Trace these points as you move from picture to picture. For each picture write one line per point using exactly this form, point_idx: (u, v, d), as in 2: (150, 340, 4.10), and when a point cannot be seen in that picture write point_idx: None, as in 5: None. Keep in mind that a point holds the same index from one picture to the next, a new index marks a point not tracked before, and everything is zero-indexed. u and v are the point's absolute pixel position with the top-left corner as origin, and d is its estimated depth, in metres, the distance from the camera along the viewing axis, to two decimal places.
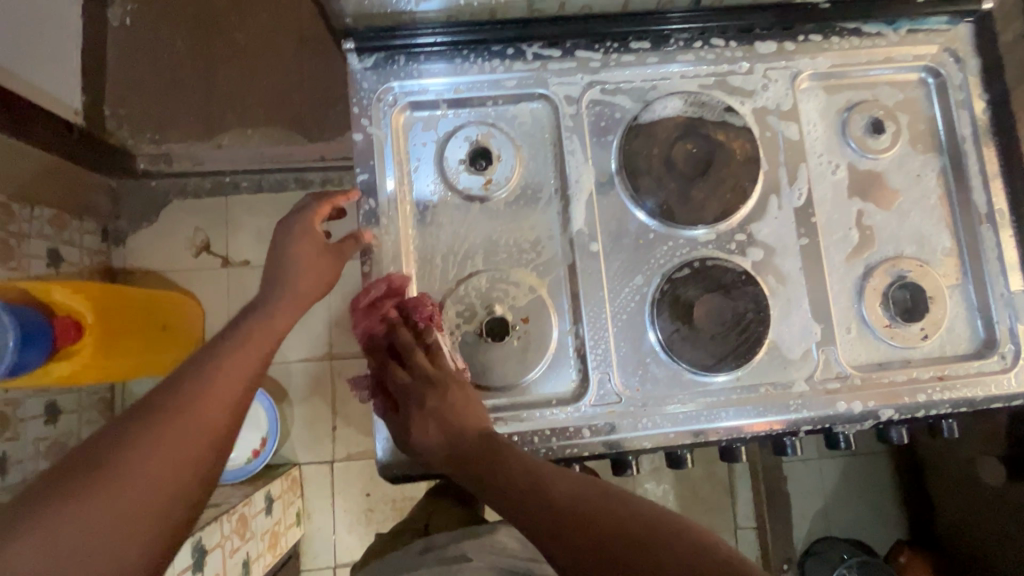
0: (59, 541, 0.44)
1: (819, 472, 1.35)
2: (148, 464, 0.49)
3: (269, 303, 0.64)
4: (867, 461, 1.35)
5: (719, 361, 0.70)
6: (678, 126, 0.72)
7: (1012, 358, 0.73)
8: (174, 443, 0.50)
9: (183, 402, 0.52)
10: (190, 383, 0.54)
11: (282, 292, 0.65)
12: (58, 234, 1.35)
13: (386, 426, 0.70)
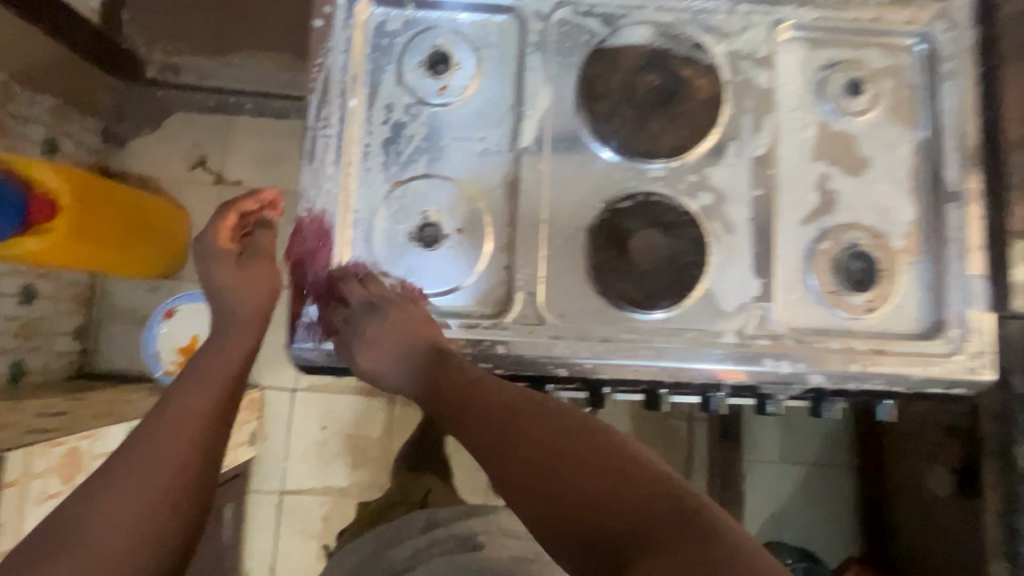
0: None
1: (778, 477, 1.35)
2: (145, 473, 0.57)
3: (219, 342, 0.72)
4: (827, 472, 1.34)
5: (651, 298, 0.69)
6: (642, 56, 0.71)
7: (958, 342, 0.69)
8: (166, 455, 0.59)
9: (141, 454, 0.58)
10: (146, 441, 0.59)
11: (228, 329, 0.73)
12: (56, 126, 1.35)
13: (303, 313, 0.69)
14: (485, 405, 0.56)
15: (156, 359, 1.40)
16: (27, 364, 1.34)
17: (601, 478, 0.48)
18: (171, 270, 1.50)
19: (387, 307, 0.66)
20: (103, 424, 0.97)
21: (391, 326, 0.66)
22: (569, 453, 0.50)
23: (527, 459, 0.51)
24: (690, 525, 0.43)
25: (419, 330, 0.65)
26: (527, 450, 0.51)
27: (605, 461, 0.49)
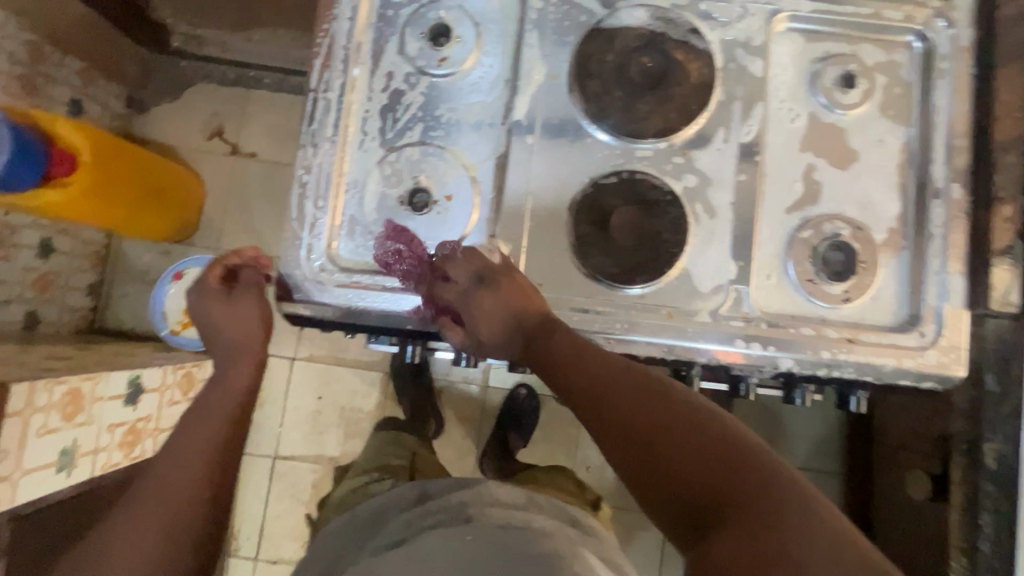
0: None
1: None
2: (152, 510, 0.58)
3: (221, 370, 0.71)
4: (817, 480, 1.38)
5: (628, 274, 0.70)
6: (639, 37, 0.72)
7: (932, 337, 0.70)
8: (171, 487, 0.59)
9: (151, 490, 0.59)
10: (154, 477, 0.60)
11: (226, 357, 0.72)
12: (83, 87, 1.38)
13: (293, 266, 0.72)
14: (585, 372, 0.57)
15: (162, 319, 1.44)
16: (41, 315, 1.39)
17: (697, 452, 0.50)
18: (182, 235, 1.54)
19: (490, 283, 0.66)
20: (104, 369, 1.02)
21: (502, 304, 0.65)
22: (674, 425, 0.51)
23: (632, 428, 0.52)
24: (783, 504, 0.46)
25: (527, 304, 0.64)
26: (631, 418, 0.53)
27: (709, 435, 0.51)
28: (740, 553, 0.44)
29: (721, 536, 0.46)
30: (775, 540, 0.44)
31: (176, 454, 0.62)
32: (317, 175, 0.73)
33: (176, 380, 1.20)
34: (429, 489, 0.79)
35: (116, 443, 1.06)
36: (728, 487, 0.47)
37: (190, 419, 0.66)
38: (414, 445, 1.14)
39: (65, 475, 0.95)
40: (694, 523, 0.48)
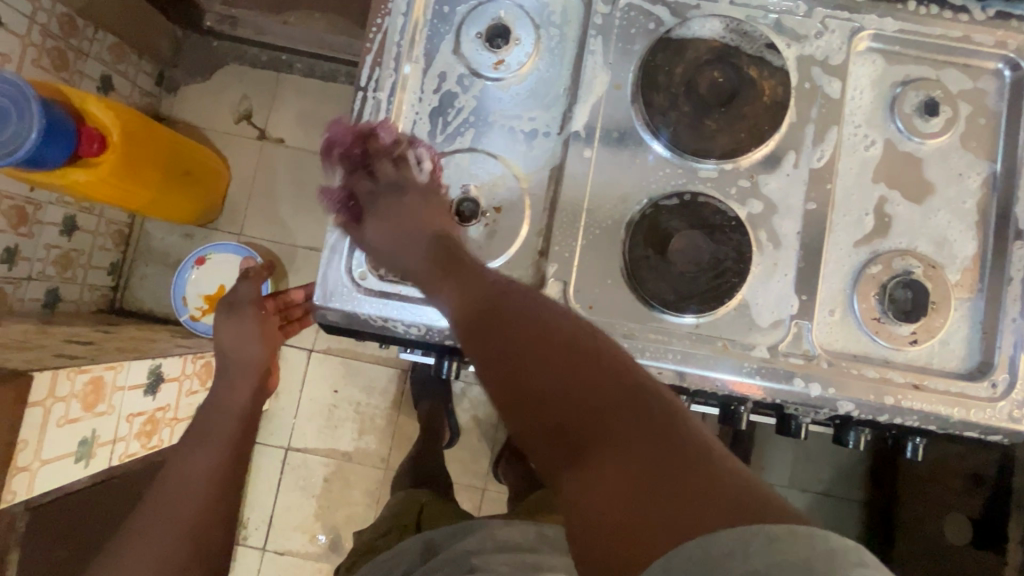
0: None
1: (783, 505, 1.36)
2: (162, 534, 0.66)
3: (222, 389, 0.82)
4: None
5: (682, 302, 0.66)
6: (710, 50, 0.68)
7: (1004, 388, 0.66)
8: (187, 499, 0.69)
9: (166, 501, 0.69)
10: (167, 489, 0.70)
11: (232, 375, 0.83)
12: (114, 64, 1.35)
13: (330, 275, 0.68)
14: (475, 307, 0.53)
15: (183, 304, 1.42)
16: (62, 293, 1.37)
17: (575, 402, 0.44)
18: (206, 219, 1.52)
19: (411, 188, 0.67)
20: (126, 357, 1.00)
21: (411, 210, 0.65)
22: (542, 349, 0.47)
23: (502, 360, 0.48)
24: (673, 453, 0.40)
25: (428, 220, 0.64)
26: (499, 347, 0.49)
27: (577, 359, 0.46)
28: (610, 481, 0.40)
29: (594, 463, 0.41)
30: (639, 456, 0.40)
31: (187, 477, 0.71)
32: (361, 176, 0.69)
33: (195, 369, 1.19)
34: (433, 538, 0.77)
35: (134, 432, 1.04)
36: (598, 409, 0.43)
37: (193, 446, 0.75)
38: (423, 496, 1.05)
39: (83, 464, 0.93)
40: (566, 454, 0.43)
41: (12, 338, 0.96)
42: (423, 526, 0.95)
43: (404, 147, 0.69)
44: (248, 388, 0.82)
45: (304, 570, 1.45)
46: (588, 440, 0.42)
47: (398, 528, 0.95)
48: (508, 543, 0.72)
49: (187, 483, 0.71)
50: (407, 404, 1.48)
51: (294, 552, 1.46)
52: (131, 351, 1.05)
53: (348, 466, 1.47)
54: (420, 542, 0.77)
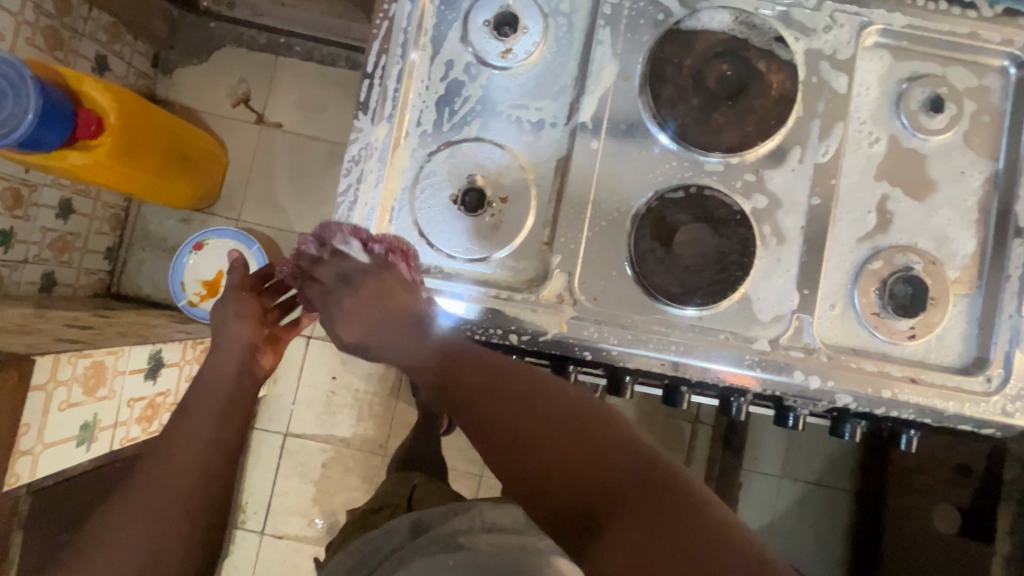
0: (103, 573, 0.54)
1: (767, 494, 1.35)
2: (153, 500, 0.59)
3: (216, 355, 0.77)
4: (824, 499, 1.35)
5: (686, 294, 0.67)
6: (719, 42, 0.68)
7: (998, 383, 0.67)
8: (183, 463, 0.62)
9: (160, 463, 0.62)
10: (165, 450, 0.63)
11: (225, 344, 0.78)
12: (109, 44, 1.32)
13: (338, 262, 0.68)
14: (475, 373, 0.53)
15: (180, 289, 1.41)
16: (59, 276, 1.36)
17: (580, 480, 0.45)
18: (204, 204, 1.50)
19: (369, 273, 0.63)
20: (127, 342, 0.99)
21: (383, 291, 0.62)
22: (553, 424, 0.48)
23: (515, 436, 0.47)
24: (686, 521, 0.42)
25: (404, 297, 0.62)
26: (503, 426, 0.48)
27: (578, 435, 0.47)
28: (639, 552, 0.40)
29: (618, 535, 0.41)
30: (656, 540, 0.41)
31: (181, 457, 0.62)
32: (365, 166, 0.68)
33: (195, 355, 1.19)
34: (423, 516, 0.79)
35: (134, 417, 1.04)
36: (621, 485, 0.44)
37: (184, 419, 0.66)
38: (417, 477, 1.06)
39: (84, 448, 0.93)
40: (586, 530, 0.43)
41: (11, 321, 0.95)
42: (413, 507, 0.95)
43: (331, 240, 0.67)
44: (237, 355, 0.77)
45: (302, 553, 1.47)
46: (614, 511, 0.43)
47: (389, 508, 0.96)
48: (494, 528, 0.73)
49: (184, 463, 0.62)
50: (405, 391, 1.49)
51: (292, 535, 1.47)
52: (130, 336, 1.05)
53: (346, 452, 1.48)
54: (410, 522, 0.79)
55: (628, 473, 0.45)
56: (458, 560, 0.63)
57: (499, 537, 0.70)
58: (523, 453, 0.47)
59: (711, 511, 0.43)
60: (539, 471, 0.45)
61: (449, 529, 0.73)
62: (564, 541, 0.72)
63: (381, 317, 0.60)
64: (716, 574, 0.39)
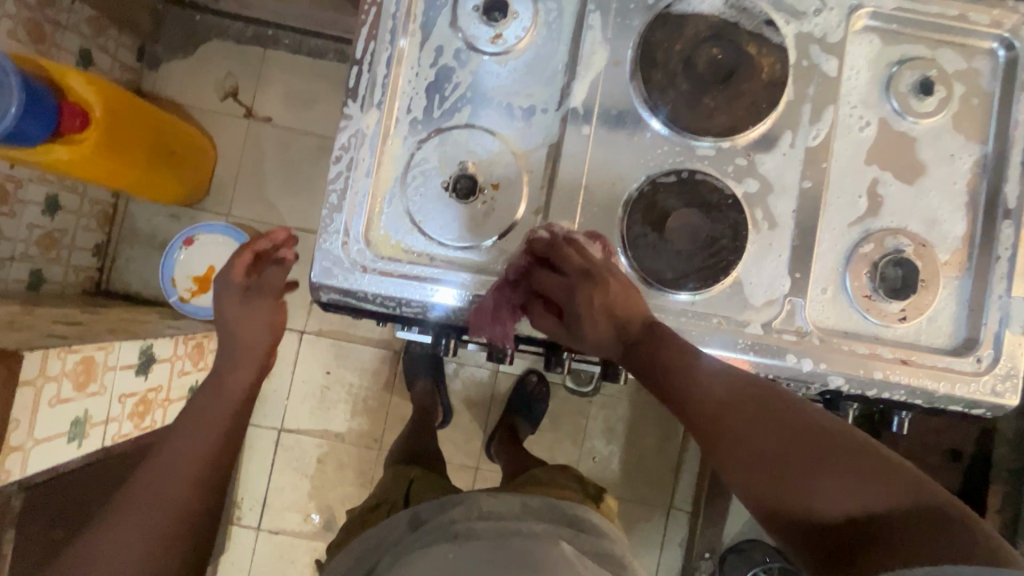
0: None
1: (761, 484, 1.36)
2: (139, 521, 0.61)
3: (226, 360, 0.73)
4: None
5: (679, 279, 0.67)
6: (709, 26, 0.67)
7: (987, 363, 0.68)
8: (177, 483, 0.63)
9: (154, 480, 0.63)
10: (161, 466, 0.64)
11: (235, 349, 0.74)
12: (94, 38, 1.30)
13: (331, 252, 0.68)
14: (673, 369, 0.58)
15: (171, 285, 1.40)
16: (47, 274, 1.34)
17: (786, 460, 0.53)
18: (193, 199, 1.49)
19: (603, 278, 0.62)
20: (117, 338, 0.98)
21: (615, 299, 0.62)
22: (746, 411, 0.55)
23: (730, 427, 0.55)
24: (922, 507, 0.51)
25: (636, 302, 0.62)
26: (724, 417, 0.55)
27: (787, 428, 0.54)
28: (830, 504, 0.52)
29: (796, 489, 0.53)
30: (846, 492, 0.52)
31: (160, 479, 0.63)
32: (355, 155, 0.68)
33: (186, 351, 1.17)
34: (420, 512, 0.77)
35: (126, 413, 1.03)
36: (819, 458, 0.53)
37: (177, 437, 0.66)
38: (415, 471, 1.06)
39: (76, 445, 0.92)
40: (766, 504, 0.54)
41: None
42: (410, 501, 0.94)
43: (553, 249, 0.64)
44: (251, 370, 0.74)
45: (300, 548, 1.46)
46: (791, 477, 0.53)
47: (386, 504, 0.95)
48: (493, 514, 0.71)
49: (161, 486, 0.62)
50: (400, 385, 1.49)
51: (289, 531, 1.47)
52: (120, 331, 1.04)
53: (342, 446, 1.48)
54: (407, 517, 0.77)
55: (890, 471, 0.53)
56: (457, 555, 0.64)
57: (502, 525, 0.69)
58: (721, 437, 0.55)
59: (888, 458, 0.54)
60: (763, 461, 0.54)
61: (446, 522, 0.70)
62: (560, 523, 0.73)
63: (603, 313, 0.62)
64: (865, 490, 0.52)
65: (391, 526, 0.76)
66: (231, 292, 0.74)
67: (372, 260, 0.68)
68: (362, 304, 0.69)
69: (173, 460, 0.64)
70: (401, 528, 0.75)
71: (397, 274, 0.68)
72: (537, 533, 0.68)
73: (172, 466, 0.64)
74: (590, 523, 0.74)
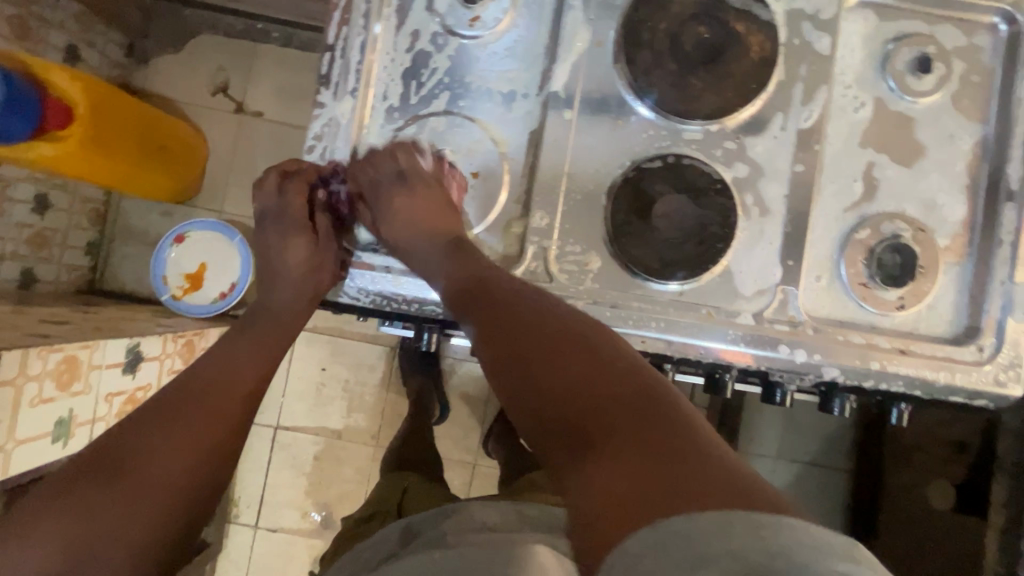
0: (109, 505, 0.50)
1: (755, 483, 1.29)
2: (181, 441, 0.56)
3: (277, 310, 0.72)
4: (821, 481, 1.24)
5: (667, 268, 0.64)
6: (696, 4, 0.64)
7: (989, 352, 0.65)
8: (225, 408, 0.60)
9: (200, 399, 0.59)
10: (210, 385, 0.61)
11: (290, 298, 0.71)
12: (80, 33, 1.27)
13: None
14: (492, 298, 0.55)
15: (162, 283, 1.33)
16: (38, 273, 1.34)
17: (564, 382, 0.46)
18: (185, 195, 1.47)
19: (417, 181, 0.64)
20: (102, 336, 0.97)
21: (425, 206, 0.64)
22: (559, 337, 0.50)
23: (510, 337, 0.51)
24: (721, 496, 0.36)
25: (443, 216, 0.64)
26: (535, 340, 0.50)
27: (566, 350, 0.48)
28: (609, 478, 0.39)
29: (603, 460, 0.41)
30: (646, 462, 0.38)
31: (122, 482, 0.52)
32: (331, 143, 0.66)
33: (176, 349, 1.14)
34: (412, 525, 0.74)
35: (114, 412, 1.02)
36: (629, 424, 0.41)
37: (152, 429, 0.55)
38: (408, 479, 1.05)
39: (61, 445, 0.92)
40: (569, 439, 0.43)
41: None
42: (404, 511, 0.94)
43: (383, 154, 0.65)
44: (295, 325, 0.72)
45: (297, 545, 1.46)
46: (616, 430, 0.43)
47: (381, 514, 0.94)
48: (488, 520, 0.69)
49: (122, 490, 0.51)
50: (396, 381, 1.47)
51: (286, 528, 1.46)
52: (106, 329, 1.03)
53: (338, 444, 1.46)
54: (399, 529, 0.74)
55: (674, 437, 0.40)
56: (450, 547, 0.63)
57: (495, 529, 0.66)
58: (523, 354, 0.49)
59: (701, 439, 0.41)
60: (556, 400, 0.45)
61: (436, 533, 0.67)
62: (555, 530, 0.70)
63: (414, 217, 0.64)
64: (697, 481, 0.37)
65: (381, 539, 0.73)
66: (284, 222, 0.72)
67: (367, 254, 0.68)
68: (344, 298, 0.69)
69: (145, 461, 0.53)
70: (391, 539, 0.72)
71: (384, 268, 0.67)
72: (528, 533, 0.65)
73: (140, 466, 0.53)
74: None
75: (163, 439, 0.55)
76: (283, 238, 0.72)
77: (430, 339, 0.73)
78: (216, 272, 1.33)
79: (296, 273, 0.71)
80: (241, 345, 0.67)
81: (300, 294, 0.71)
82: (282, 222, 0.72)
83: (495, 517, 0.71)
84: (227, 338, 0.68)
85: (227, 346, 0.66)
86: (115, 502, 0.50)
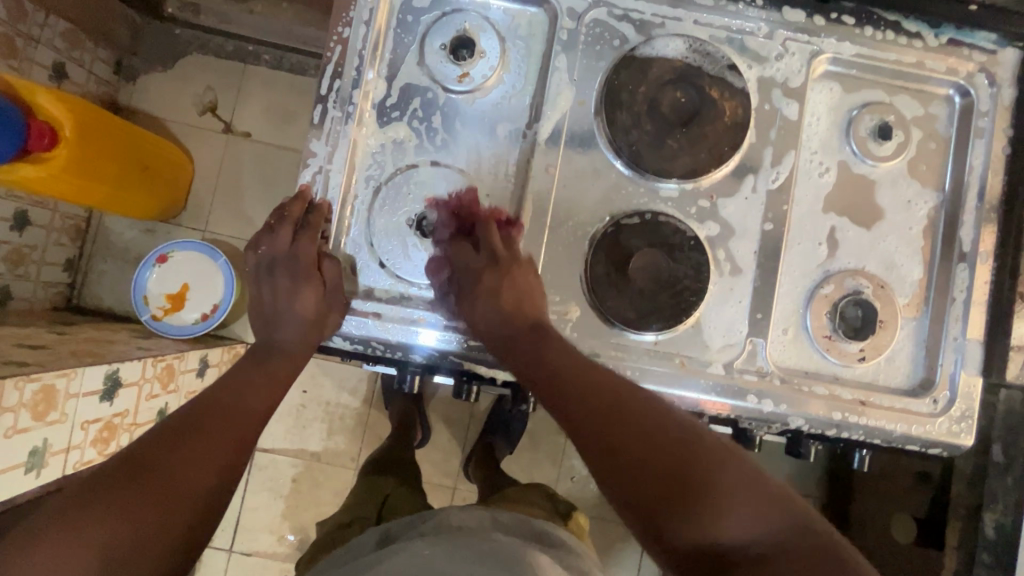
0: (111, 519, 0.48)
1: None
2: (187, 462, 0.54)
3: (281, 344, 0.70)
4: None
5: (644, 320, 0.67)
6: (673, 69, 0.69)
7: (943, 404, 0.69)
8: (229, 432, 0.59)
9: (205, 422, 0.58)
10: (215, 410, 0.60)
11: (291, 334, 0.69)
12: (68, 51, 1.21)
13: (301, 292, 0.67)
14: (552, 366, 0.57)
15: (143, 303, 1.31)
16: (14, 291, 1.26)
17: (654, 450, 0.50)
18: (170, 214, 1.40)
19: (511, 264, 0.66)
20: (80, 363, 0.95)
21: (518, 295, 0.64)
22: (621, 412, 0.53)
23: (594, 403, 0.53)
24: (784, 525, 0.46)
25: (526, 309, 0.64)
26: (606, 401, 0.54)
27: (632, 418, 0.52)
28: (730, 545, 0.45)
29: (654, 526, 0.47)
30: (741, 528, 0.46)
31: (157, 487, 0.51)
32: (321, 189, 0.68)
33: (153, 372, 1.11)
34: (390, 530, 0.69)
35: (89, 439, 1.01)
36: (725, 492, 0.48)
37: (183, 440, 0.56)
38: (391, 485, 0.98)
39: (34, 475, 0.91)
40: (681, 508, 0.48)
41: None
42: (383, 519, 0.87)
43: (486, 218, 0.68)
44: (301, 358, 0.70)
45: (273, 569, 1.39)
46: (691, 476, 0.49)
47: (359, 521, 0.86)
48: (466, 527, 0.66)
49: (159, 496, 0.51)
50: (378, 401, 1.41)
51: (262, 552, 1.39)
52: (84, 355, 1.01)
53: (318, 467, 1.40)
54: (377, 536, 0.69)
55: (754, 493, 0.49)
56: (432, 549, 0.60)
57: (473, 537, 0.63)
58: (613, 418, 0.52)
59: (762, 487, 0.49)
60: (657, 466, 0.49)
61: (416, 540, 0.63)
62: (530, 539, 0.66)
63: (505, 296, 0.64)
64: (782, 536, 0.46)
65: (358, 549, 0.67)
66: (296, 267, 0.68)
67: (360, 300, 0.69)
68: (332, 340, 0.70)
69: (173, 471, 0.53)
70: (368, 547, 0.66)
71: (373, 314, 0.69)
72: (511, 542, 0.62)
73: (171, 474, 0.53)
74: (565, 542, 0.68)
75: (169, 458, 0.54)
76: (292, 286, 0.68)
77: (411, 379, 0.75)
78: (199, 293, 1.31)
79: (305, 321, 0.68)
80: (260, 373, 0.67)
81: (305, 339, 0.69)
82: (296, 265, 0.68)
83: (470, 521, 0.67)
84: (241, 364, 0.67)
85: (231, 373, 0.66)
86: (118, 516, 0.49)
